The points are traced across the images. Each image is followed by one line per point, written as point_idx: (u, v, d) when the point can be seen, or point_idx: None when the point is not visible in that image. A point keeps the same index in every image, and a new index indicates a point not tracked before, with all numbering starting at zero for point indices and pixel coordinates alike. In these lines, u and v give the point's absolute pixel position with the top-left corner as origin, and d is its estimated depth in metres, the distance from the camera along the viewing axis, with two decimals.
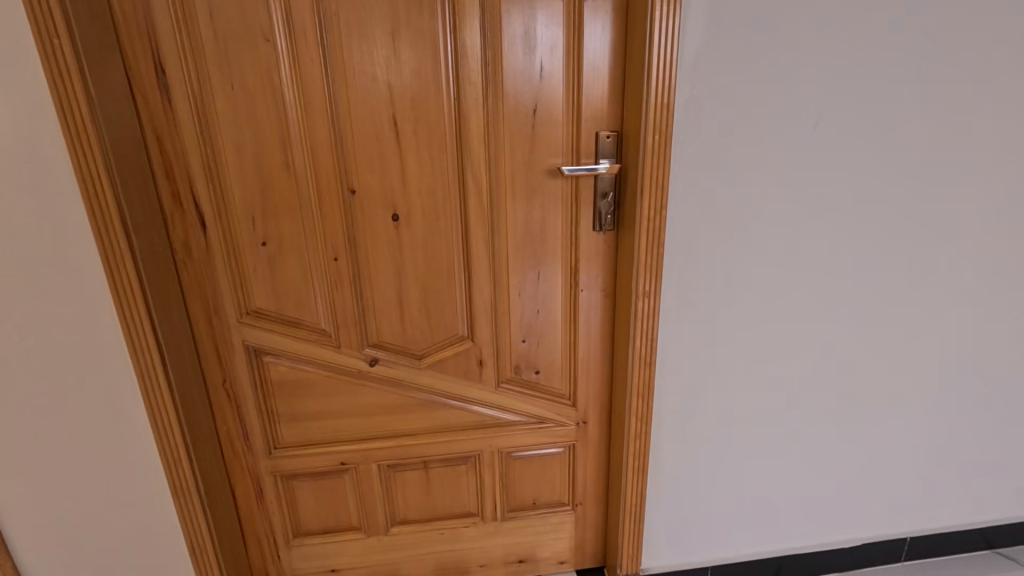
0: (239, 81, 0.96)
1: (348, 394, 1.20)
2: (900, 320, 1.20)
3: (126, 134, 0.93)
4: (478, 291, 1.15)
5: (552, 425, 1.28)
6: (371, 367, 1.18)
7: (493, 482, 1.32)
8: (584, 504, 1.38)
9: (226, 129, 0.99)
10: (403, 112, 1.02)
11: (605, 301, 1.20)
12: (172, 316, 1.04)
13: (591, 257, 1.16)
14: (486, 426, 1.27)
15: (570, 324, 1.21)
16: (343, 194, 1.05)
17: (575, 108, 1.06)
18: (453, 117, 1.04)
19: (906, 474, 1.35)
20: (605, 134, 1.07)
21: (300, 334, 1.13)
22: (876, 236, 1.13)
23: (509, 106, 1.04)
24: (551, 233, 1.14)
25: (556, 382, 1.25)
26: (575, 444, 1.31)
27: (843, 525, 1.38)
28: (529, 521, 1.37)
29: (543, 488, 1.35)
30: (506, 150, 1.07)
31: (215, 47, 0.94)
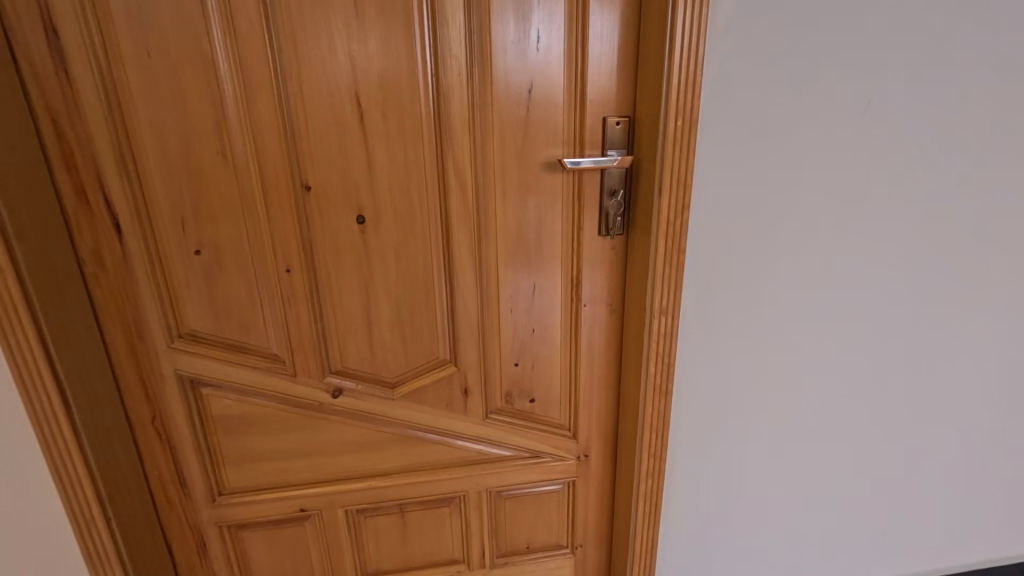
0: (157, 48, 0.76)
1: (308, 430, 1.01)
2: (954, 341, 1.03)
3: (7, 114, 0.73)
4: (462, 309, 0.97)
5: (549, 459, 1.11)
6: (334, 399, 0.99)
7: (480, 525, 1.14)
8: (585, 546, 1.20)
9: (143, 109, 0.79)
10: (367, 92, 0.82)
11: (611, 318, 1.02)
12: (79, 342, 0.84)
13: (596, 267, 0.98)
14: (472, 462, 1.09)
15: (570, 344, 1.03)
16: (295, 192, 0.86)
17: (578, 89, 0.88)
18: (431, 99, 0.85)
19: (951, 511, 1.19)
20: (614, 120, 0.89)
21: (245, 361, 0.94)
22: (932, 244, 0.95)
23: (499, 87, 0.86)
24: (549, 239, 0.96)
25: (554, 411, 1.08)
26: (575, 480, 1.14)
27: (876, 565, 1.22)
28: (522, 568, 1.19)
29: (538, 530, 1.17)
30: (495, 139, 0.88)
31: (123, 4, 0.74)
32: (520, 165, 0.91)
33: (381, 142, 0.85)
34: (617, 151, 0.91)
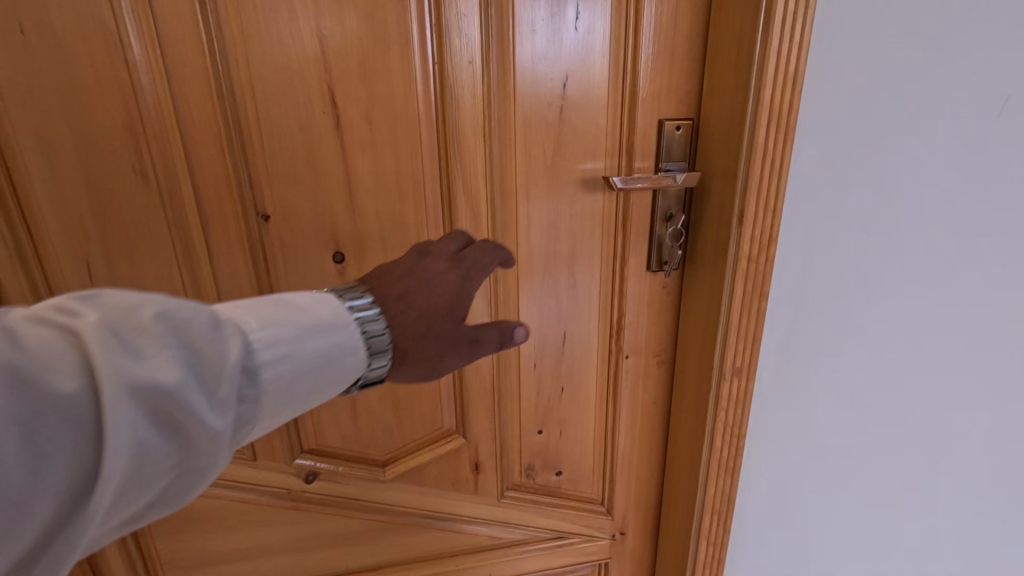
0: (34, 22, 0.53)
1: (273, 522, 0.78)
2: None
3: None
4: (472, 367, 0.75)
5: (577, 540, 0.90)
6: (307, 484, 0.76)
7: None
8: None
9: (20, 112, 0.56)
10: (345, 87, 0.60)
11: (659, 371, 0.82)
12: None
13: (642, 308, 0.77)
14: (484, 548, 0.87)
15: (607, 404, 0.82)
16: (248, 224, 0.63)
17: (627, 84, 0.66)
18: (432, 97, 0.62)
19: None
20: (674, 123, 0.67)
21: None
22: None
23: (524, 79, 0.64)
24: (586, 276, 0.74)
25: (585, 484, 0.87)
26: (608, 562, 0.93)
27: None
28: None
29: None
30: (517, 150, 0.66)
31: None
32: (549, 184, 0.69)
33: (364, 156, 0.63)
34: (678, 164, 0.69)
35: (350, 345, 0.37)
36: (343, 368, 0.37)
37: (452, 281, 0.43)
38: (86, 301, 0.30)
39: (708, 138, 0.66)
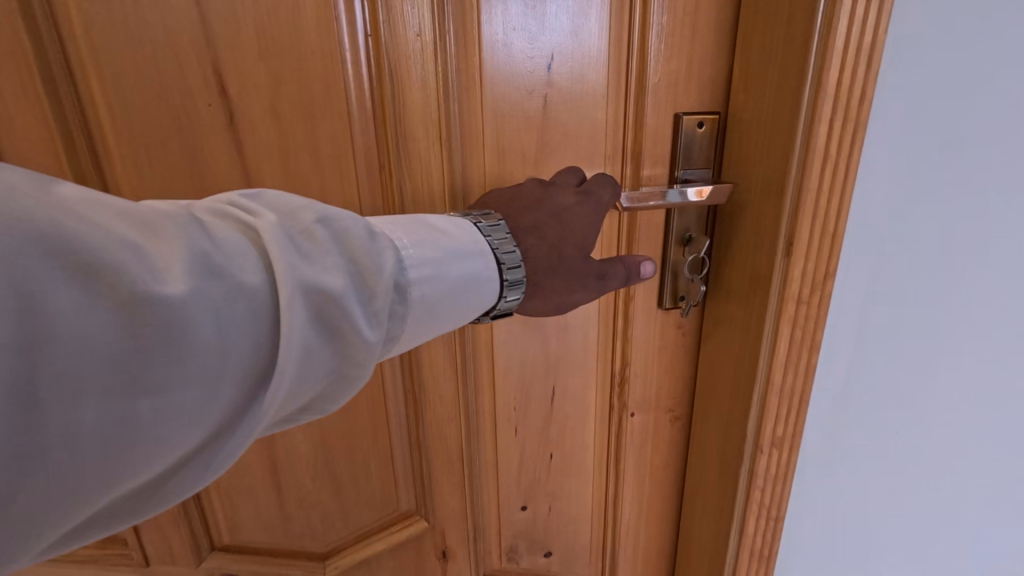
0: None
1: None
2: None
3: None
4: (435, 437, 0.58)
5: None
6: None
7: None
8: None
9: None
10: (239, 69, 0.42)
11: (671, 430, 0.65)
12: None
13: (649, 357, 0.61)
14: None
15: (608, 471, 0.66)
16: None
17: (634, 66, 0.49)
18: (367, 82, 0.45)
19: None
20: (695, 120, 0.50)
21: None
22: None
23: (495, 60, 0.46)
24: (580, 317, 0.57)
25: (580, 566, 0.70)
26: None
27: None
28: None
29: None
30: (487, 156, 0.49)
31: None
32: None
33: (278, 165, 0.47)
34: (701, 172, 0.52)
35: (477, 274, 0.41)
36: (475, 296, 0.42)
37: (582, 221, 0.47)
38: (257, 204, 0.34)
39: (740, 140, 0.49)
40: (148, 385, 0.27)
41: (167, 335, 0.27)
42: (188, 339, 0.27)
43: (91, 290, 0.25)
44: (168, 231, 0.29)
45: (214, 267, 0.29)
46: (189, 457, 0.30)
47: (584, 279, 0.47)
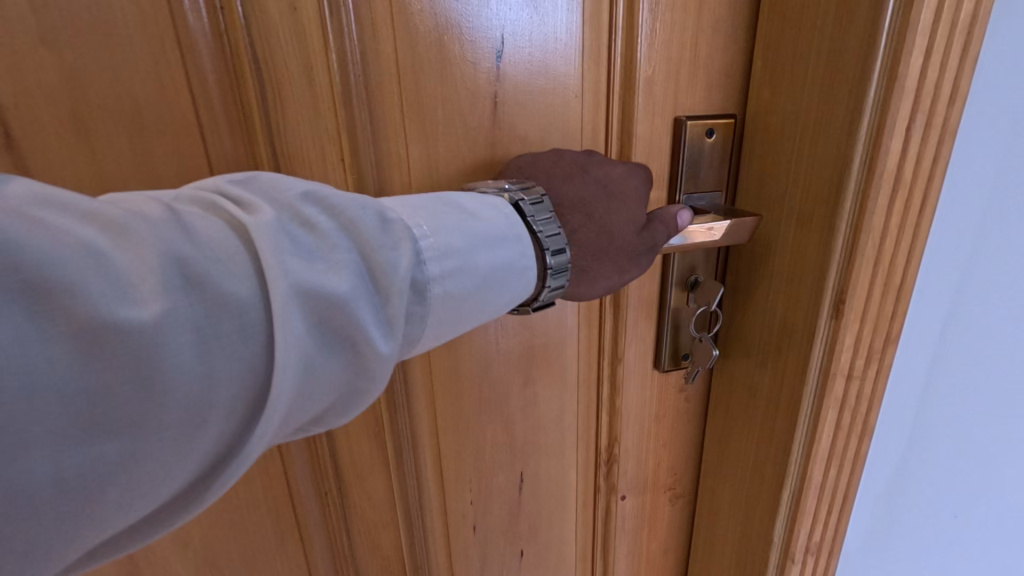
0: None
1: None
2: None
3: None
4: (367, 547, 0.44)
5: None
6: None
7: None
8: None
9: None
10: (8, 59, 0.27)
11: (672, 511, 0.52)
12: None
13: (643, 428, 0.47)
14: None
15: (592, 564, 0.53)
16: None
17: (618, 52, 0.35)
18: (226, 81, 0.30)
19: None
20: (703, 128, 0.37)
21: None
22: None
23: (418, 52, 0.32)
24: (552, 387, 0.44)
25: None
26: None
27: None
28: None
29: None
30: (416, 189, 0.35)
31: None
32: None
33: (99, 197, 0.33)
34: (711, 199, 0.38)
35: (520, 266, 0.30)
36: (513, 294, 0.31)
37: (635, 186, 0.34)
38: (254, 191, 0.25)
39: (766, 154, 0.35)
40: (101, 441, 0.19)
41: (124, 378, 0.19)
42: (157, 376, 0.19)
43: (38, 314, 0.17)
44: (136, 232, 0.20)
45: (189, 276, 0.21)
46: (161, 531, 0.22)
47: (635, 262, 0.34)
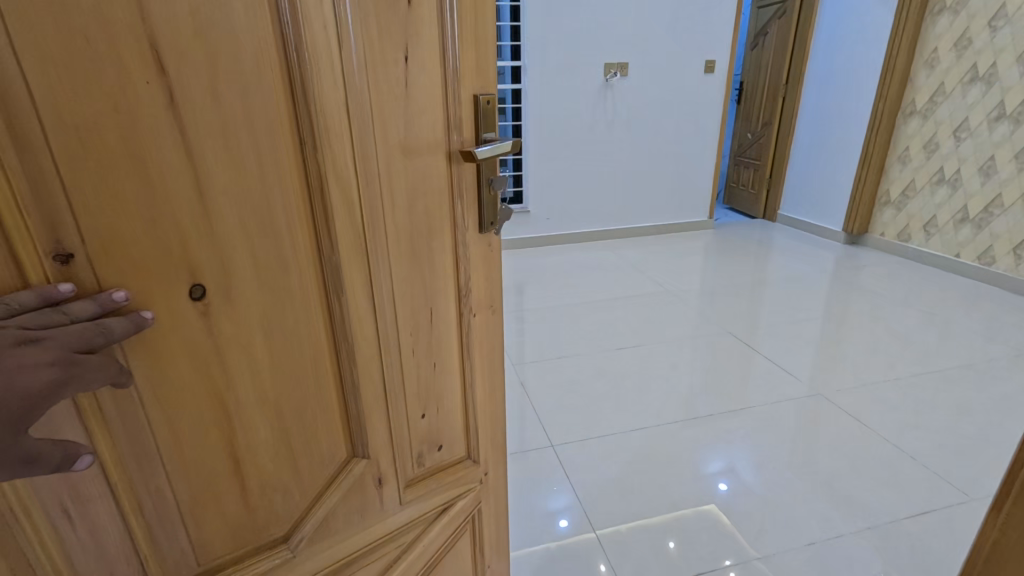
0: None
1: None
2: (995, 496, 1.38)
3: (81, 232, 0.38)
4: (366, 378, 0.67)
5: (459, 501, 0.94)
6: None
7: None
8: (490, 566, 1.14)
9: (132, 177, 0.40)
10: (174, 48, 0.41)
11: (493, 320, 0.92)
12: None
13: (480, 268, 0.84)
14: (399, 555, 0.83)
15: (466, 366, 0.88)
16: (41, 275, 0.37)
17: (449, 58, 0.67)
18: (289, 60, 0.49)
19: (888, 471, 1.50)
20: (485, 99, 0.74)
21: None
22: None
23: (370, 52, 0.57)
24: (440, 254, 0.75)
25: (458, 446, 0.92)
26: (481, 502, 1.03)
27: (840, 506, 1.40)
28: None
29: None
30: (377, 131, 0.60)
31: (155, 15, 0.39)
32: (404, 162, 0.65)
33: (218, 145, 0.45)
34: (489, 134, 0.76)
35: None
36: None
37: (50, 376, 0.36)
38: None
39: None
40: None
41: None
42: None
43: None
44: None
45: None
46: None
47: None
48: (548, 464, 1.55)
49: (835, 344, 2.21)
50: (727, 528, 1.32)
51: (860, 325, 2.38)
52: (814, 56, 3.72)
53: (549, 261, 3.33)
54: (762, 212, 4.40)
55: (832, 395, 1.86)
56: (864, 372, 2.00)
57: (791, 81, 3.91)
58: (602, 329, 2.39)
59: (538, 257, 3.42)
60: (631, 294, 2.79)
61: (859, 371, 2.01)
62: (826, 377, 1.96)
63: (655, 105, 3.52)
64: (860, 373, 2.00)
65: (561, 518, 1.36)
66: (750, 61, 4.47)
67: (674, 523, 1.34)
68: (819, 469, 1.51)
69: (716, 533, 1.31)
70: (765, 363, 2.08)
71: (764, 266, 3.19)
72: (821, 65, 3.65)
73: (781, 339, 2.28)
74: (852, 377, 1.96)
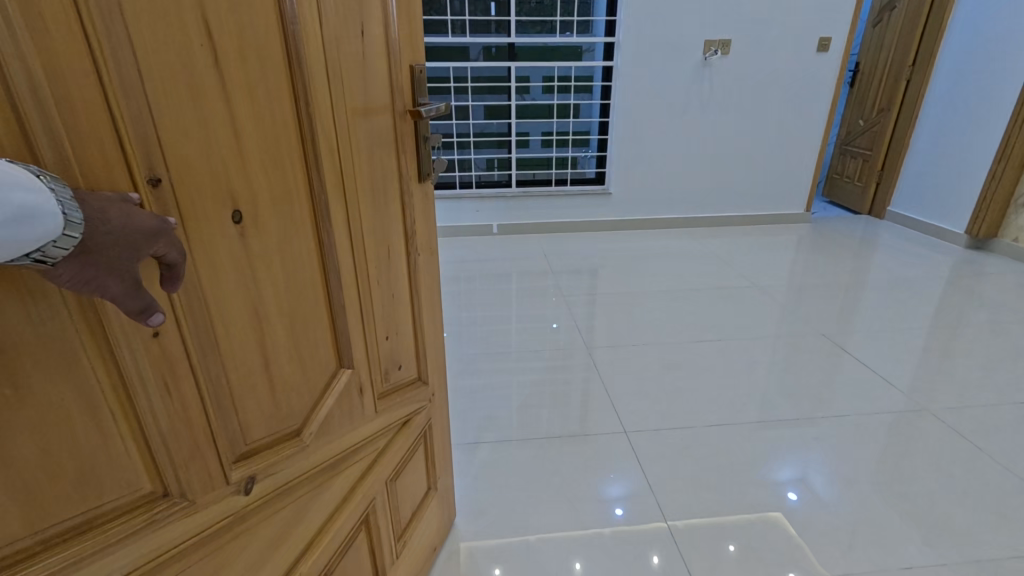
0: (206, 81, 0.53)
1: (215, 569, 0.68)
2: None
3: (288, 221, 0.67)
4: (348, 299, 0.81)
5: (416, 415, 1.12)
6: (248, 495, 0.70)
7: (385, 519, 1.08)
8: (440, 482, 1.36)
9: (300, 186, 0.68)
10: (216, 16, 0.53)
11: (431, 258, 1.09)
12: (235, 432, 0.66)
13: (420, 211, 1.01)
14: (377, 458, 0.99)
15: (414, 296, 1.04)
16: (142, 194, 0.48)
17: (388, 26, 0.81)
18: (290, 25, 0.61)
19: (930, 482, 1.71)
20: (418, 67, 0.91)
21: (97, 538, 0.53)
22: None
23: (339, 18, 0.70)
24: (391, 195, 0.91)
25: (411, 367, 1.08)
26: (432, 420, 1.22)
27: (867, 500, 1.65)
28: (418, 532, 1.25)
29: (416, 486, 1.22)
30: (347, 87, 0.73)
31: (317, 91, 0.67)
32: (365, 115, 0.79)
33: (251, 100, 0.58)
34: (424, 98, 0.94)
35: (51, 211, 0.37)
36: (35, 234, 0.36)
37: (152, 224, 0.46)
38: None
39: None
40: None
41: None
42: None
43: None
44: None
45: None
46: None
47: (114, 274, 0.43)
48: (615, 447, 1.89)
49: (939, 356, 2.44)
50: (791, 537, 1.52)
51: (952, 341, 2.57)
52: (949, 44, 3.91)
53: (518, 258, 3.81)
54: (866, 209, 4.72)
55: (938, 411, 2.05)
56: (967, 392, 2.17)
57: (917, 66, 4.13)
58: (726, 322, 2.83)
59: (519, 253, 3.90)
60: (713, 287, 3.30)
61: (969, 389, 2.19)
62: (923, 385, 2.22)
63: (750, 86, 4.03)
64: (969, 389, 2.19)
65: (615, 507, 1.63)
66: (869, 40, 4.72)
67: (736, 526, 1.55)
68: (881, 482, 1.71)
69: (783, 543, 1.50)
70: (853, 364, 2.40)
71: (867, 267, 3.56)
72: (954, 53, 3.86)
73: (879, 343, 2.59)
74: (956, 395, 2.15)
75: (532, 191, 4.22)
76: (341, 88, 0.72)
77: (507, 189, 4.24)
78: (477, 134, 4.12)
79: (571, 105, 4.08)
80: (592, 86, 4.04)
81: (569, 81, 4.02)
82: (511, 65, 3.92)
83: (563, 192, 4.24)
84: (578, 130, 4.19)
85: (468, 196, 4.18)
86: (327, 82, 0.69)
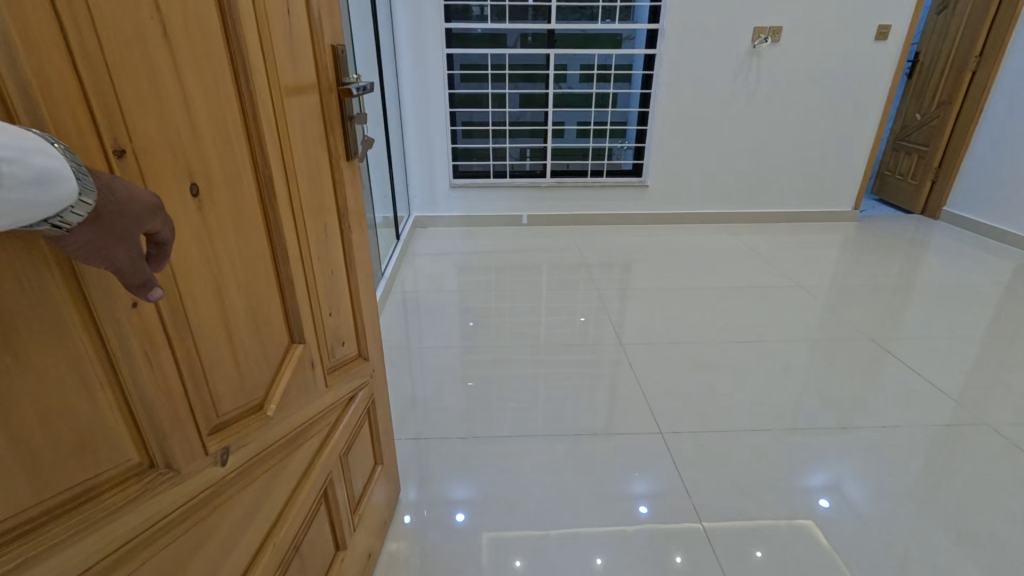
0: (162, 74, 0.64)
1: (203, 537, 0.79)
2: None
3: (238, 200, 0.79)
4: (294, 277, 0.94)
5: (360, 392, 1.25)
6: (225, 467, 0.82)
7: (340, 490, 1.20)
8: (383, 459, 1.48)
9: (245, 169, 0.80)
10: (170, 16, 0.64)
11: (362, 237, 1.22)
12: (206, 386, 0.77)
13: (350, 189, 1.14)
14: (330, 429, 1.12)
15: (352, 277, 1.17)
16: (109, 159, 0.59)
17: (313, 9, 0.94)
18: (229, 22, 0.73)
19: (961, 494, 1.80)
20: (339, 46, 1.05)
21: (97, 508, 0.62)
22: None
23: (272, 14, 0.82)
24: (325, 179, 1.03)
25: (353, 345, 1.20)
26: (374, 398, 1.35)
27: (888, 510, 1.74)
28: (369, 505, 1.38)
29: (364, 461, 1.35)
30: (281, 77, 0.86)
31: (254, 81, 0.79)
32: (300, 100, 0.92)
33: (200, 87, 0.70)
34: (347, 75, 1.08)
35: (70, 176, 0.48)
36: (65, 193, 0.47)
37: (146, 198, 0.58)
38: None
39: None
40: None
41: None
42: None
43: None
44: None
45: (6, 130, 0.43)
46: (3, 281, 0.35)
47: (122, 240, 0.55)
48: (650, 447, 2.01)
49: (986, 366, 2.53)
50: (820, 544, 1.61)
51: (1003, 354, 2.63)
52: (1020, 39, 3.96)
53: (539, 254, 3.94)
54: (921, 208, 4.90)
55: (994, 424, 2.13)
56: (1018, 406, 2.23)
57: (984, 58, 4.18)
58: (771, 323, 2.96)
59: (537, 249, 4.06)
60: (752, 285, 3.45)
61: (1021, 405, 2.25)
62: (978, 399, 2.29)
63: (794, 77, 4.15)
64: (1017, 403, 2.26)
65: (640, 505, 1.75)
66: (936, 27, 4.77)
67: (759, 530, 1.66)
68: (906, 492, 1.81)
69: (821, 557, 1.57)
70: (901, 367, 2.53)
71: (916, 272, 3.65)
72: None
73: (928, 350, 2.68)
74: (1010, 411, 2.21)
75: (568, 181, 4.47)
76: (276, 79, 0.84)
77: (541, 179, 4.47)
78: (513, 123, 4.30)
79: (611, 94, 4.20)
80: (633, 74, 4.15)
81: (609, 69, 4.14)
82: (550, 53, 4.05)
83: (598, 183, 4.46)
84: (616, 120, 4.32)
85: (500, 185, 4.44)
86: (265, 74, 0.81)
